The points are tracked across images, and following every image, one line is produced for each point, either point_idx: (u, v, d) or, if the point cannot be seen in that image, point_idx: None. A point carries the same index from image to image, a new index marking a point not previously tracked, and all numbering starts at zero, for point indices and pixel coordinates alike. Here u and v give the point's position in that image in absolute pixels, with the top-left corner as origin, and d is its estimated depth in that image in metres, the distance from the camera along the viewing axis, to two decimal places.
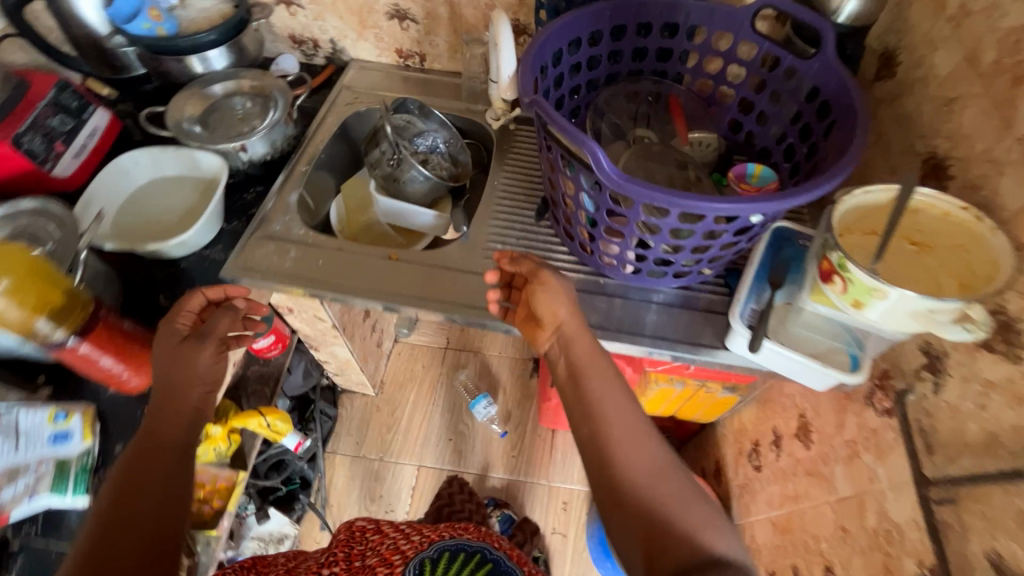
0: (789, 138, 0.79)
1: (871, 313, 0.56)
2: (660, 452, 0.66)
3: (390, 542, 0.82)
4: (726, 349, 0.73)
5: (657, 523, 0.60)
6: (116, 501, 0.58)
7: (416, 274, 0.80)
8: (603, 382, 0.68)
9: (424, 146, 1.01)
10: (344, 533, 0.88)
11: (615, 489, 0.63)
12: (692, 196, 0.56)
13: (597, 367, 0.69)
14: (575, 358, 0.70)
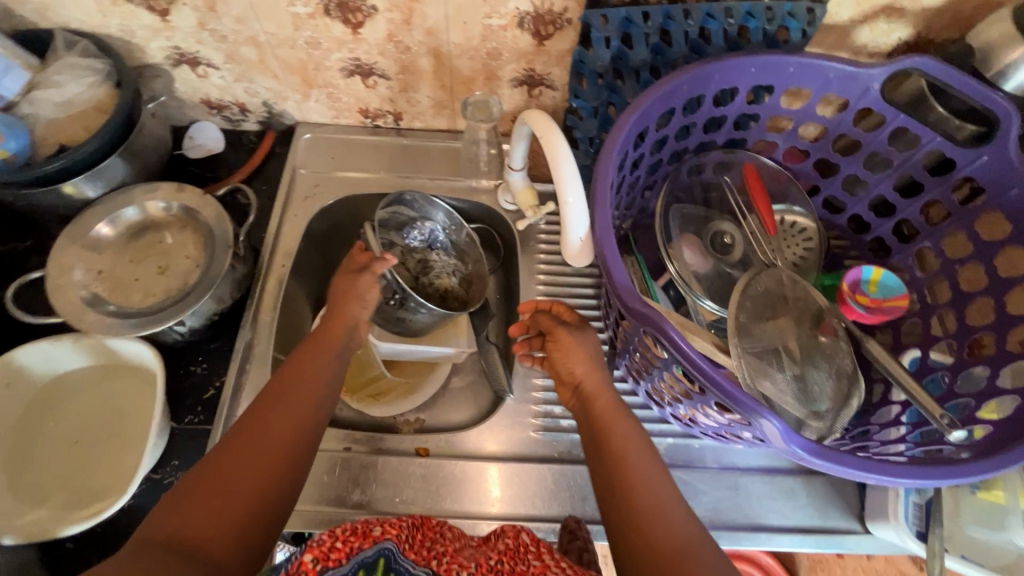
0: (926, 241, 0.61)
1: None
2: (696, 522, 0.46)
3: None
4: (867, 532, 0.58)
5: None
6: (249, 426, 0.47)
7: (445, 472, 0.63)
8: (630, 428, 0.52)
9: (419, 242, 0.76)
10: (505, 537, 0.54)
11: (637, 556, 0.44)
12: (897, 471, 0.41)
13: (624, 421, 0.53)
14: (593, 407, 0.54)
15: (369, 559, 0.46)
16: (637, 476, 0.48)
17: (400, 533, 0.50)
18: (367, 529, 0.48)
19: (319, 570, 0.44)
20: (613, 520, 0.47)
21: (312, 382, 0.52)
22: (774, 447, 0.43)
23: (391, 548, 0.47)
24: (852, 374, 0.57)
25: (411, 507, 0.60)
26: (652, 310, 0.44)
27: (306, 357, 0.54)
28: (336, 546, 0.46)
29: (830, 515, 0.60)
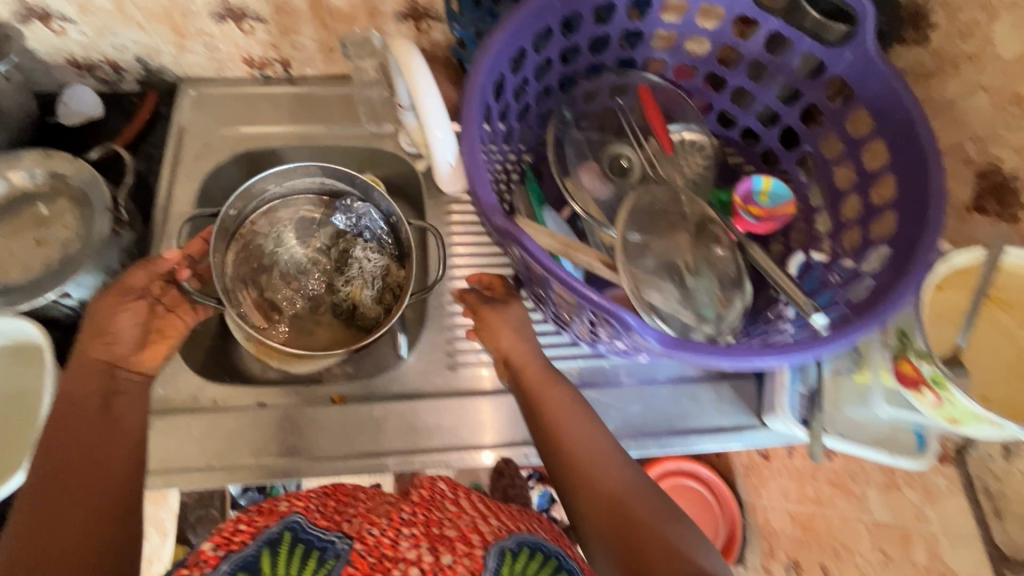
0: (807, 146, 0.63)
1: (967, 429, 0.47)
2: (633, 464, 0.52)
3: (468, 518, 0.53)
4: (766, 427, 0.62)
5: (640, 551, 0.46)
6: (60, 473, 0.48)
7: (366, 417, 0.63)
8: (557, 391, 0.55)
9: (347, 227, 0.70)
10: (419, 489, 0.57)
11: (587, 506, 0.49)
12: (769, 357, 0.42)
13: (551, 386, 0.56)
14: (524, 379, 0.56)
15: (273, 535, 0.47)
16: (572, 435, 0.53)
17: (310, 505, 0.52)
18: (273, 508, 0.51)
19: (219, 555, 0.45)
20: (558, 477, 0.52)
21: (83, 437, 0.50)
22: (645, 344, 0.44)
23: (297, 520, 0.49)
24: (738, 279, 0.59)
25: (339, 456, 0.62)
26: (514, 228, 0.44)
27: (68, 410, 0.51)
28: (240, 529, 0.48)
29: (734, 415, 0.63)
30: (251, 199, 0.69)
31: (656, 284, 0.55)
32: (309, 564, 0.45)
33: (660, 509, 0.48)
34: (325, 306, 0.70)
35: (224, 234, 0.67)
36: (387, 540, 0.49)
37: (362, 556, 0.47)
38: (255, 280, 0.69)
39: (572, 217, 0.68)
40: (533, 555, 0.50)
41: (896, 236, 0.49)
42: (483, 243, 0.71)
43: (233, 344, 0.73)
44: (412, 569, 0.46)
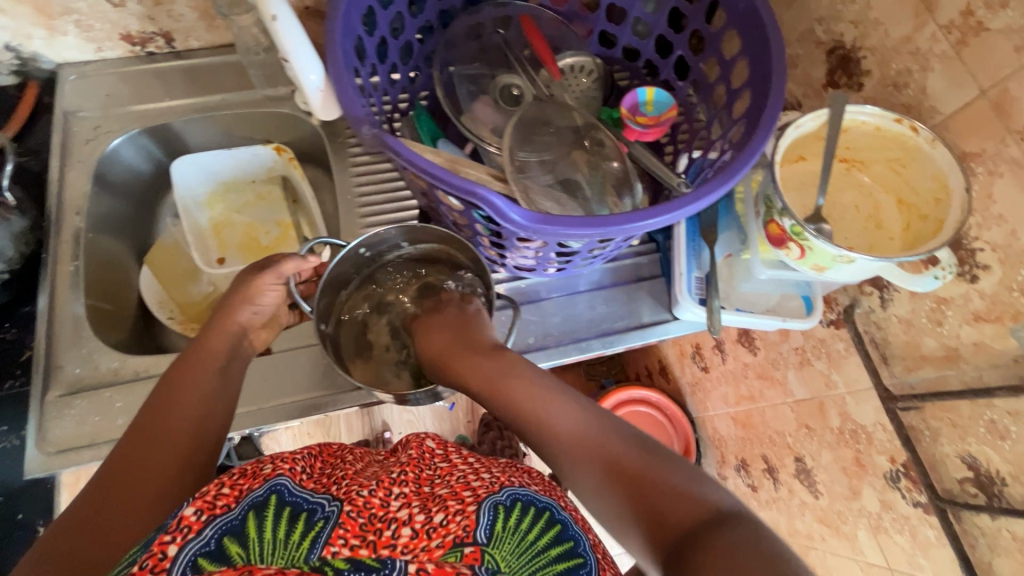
0: (678, 50, 0.66)
1: (831, 274, 0.51)
2: (625, 429, 0.47)
3: (460, 474, 0.50)
4: (675, 318, 0.67)
5: (641, 521, 0.43)
6: (162, 408, 0.49)
7: (319, 361, 0.64)
8: (521, 382, 0.52)
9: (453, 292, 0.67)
10: (408, 450, 0.56)
11: (590, 486, 0.46)
12: (627, 219, 0.45)
13: (505, 386, 0.52)
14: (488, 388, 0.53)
15: (259, 498, 0.41)
16: (549, 416, 0.49)
17: (295, 466, 0.47)
18: (257, 470, 0.45)
19: (204, 520, 0.39)
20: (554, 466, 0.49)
21: (200, 390, 0.51)
22: (517, 232, 0.46)
23: (284, 483, 0.44)
24: (626, 178, 0.62)
25: (342, 387, 0.64)
26: (378, 131, 0.45)
27: (192, 365, 0.53)
28: (222, 492, 0.41)
29: (647, 313, 0.68)
30: (388, 252, 0.65)
31: (548, 194, 0.59)
32: (298, 526, 0.41)
33: (656, 465, 0.44)
34: (411, 367, 0.65)
35: (351, 277, 0.65)
36: (376, 499, 0.44)
37: (352, 518, 0.42)
38: (365, 323, 0.66)
39: (475, 154, 0.68)
40: (525, 509, 0.46)
41: (751, 112, 0.53)
42: (392, 190, 0.72)
43: (160, 328, 0.75)
44: (404, 529, 0.42)
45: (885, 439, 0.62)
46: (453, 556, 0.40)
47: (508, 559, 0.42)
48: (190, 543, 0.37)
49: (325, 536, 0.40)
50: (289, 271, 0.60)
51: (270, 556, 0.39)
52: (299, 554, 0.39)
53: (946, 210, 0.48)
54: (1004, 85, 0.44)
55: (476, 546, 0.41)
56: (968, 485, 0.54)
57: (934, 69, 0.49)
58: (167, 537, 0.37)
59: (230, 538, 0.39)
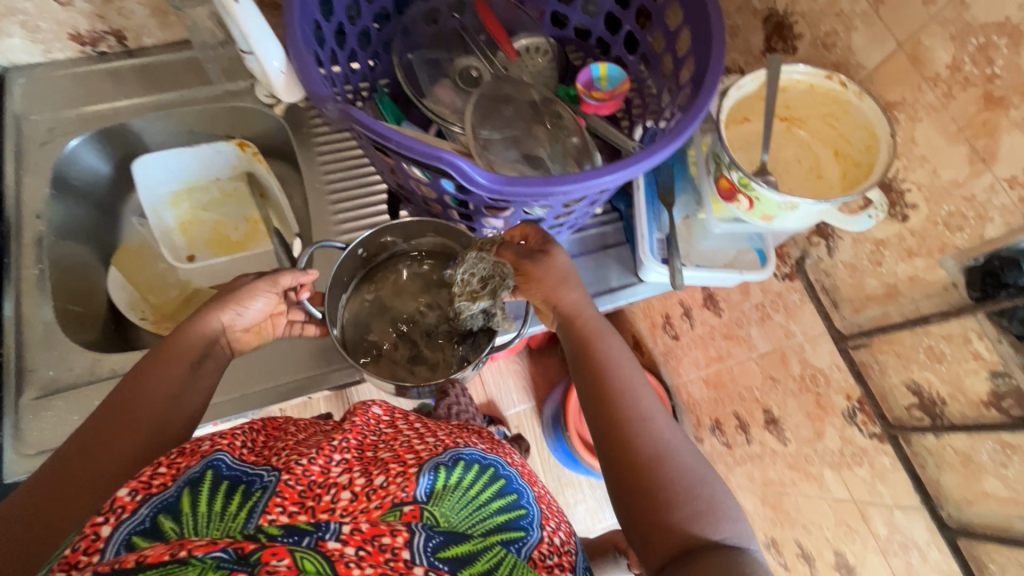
0: (627, 26, 0.69)
1: (778, 222, 0.55)
2: (682, 433, 0.52)
3: (405, 440, 0.50)
4: (641, 281, 0.70)
5: (658, 511, 0.47)
6: (138, 386, 0.50)
7: (301, 348, 0.67)
8: (612, 341, 0.57)
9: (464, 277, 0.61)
10: (353, 417, 0.53)
11: (620, 460, 0.50)
12: (593, 176, 0.48)
13: (599, 339, 0.57)
14: (579, 328, 0.57)
15: (195, 474, 0.41)
16: (634, 392, 0.53)
17: (234, 441, 0.46)
18: (196, 447, 0.44)
19: (138, 500, 0.38)
20: (599, 425, 0.53)
21: (169, 383, 0.51)
22: (485, 195, 0.49)
23: (223, 457, 0.43)
24: (585, 148, 0.65)
25: (327, 368, 0.67)
26: (344, 106, 0.46)
27: (173, 351, 0.53)
28: (158, 471, 0.41)
29: (617, 278, 0.71)
30: (383, 251, 0.68)
31: (512, 167, 0.62)
32: (234, 499, 0.41)
33: (697, 476, 0.49)
34: (421, 360, 0.66)
35: (350, 279, 0.67)
36: (316, 467, 0.44)
37: (291, 485, 0.42)
38: (369, 324, 0.67)
39: (439, 134, 0.70)
40: (468, 466, 0.48)
41: (696, 78, 0.56)
42: (360, 177, 0.73)
43: (131, 329, 0.74)
44: (344, 493, 0.42)
45: (840, 378, 0.66)
46: (392, 516, 0.41)
47: (448, 514, 0.43)
48: (125, 523, 0.37)
49: (262, 505, 0.41)
50: (286, 283, 0.58)
51: (205, 528, 0.39)
52: (236, 524, 0.39)
53: (875, 155, 0.53)
54: (916, 37, 0.49)
55: (415, 504, 0.42)
56: (914, 410, 0.59)
57: (857, 27, 0.54)
58: (100, 519, 0.37)
59: (164, 514, 0.38)
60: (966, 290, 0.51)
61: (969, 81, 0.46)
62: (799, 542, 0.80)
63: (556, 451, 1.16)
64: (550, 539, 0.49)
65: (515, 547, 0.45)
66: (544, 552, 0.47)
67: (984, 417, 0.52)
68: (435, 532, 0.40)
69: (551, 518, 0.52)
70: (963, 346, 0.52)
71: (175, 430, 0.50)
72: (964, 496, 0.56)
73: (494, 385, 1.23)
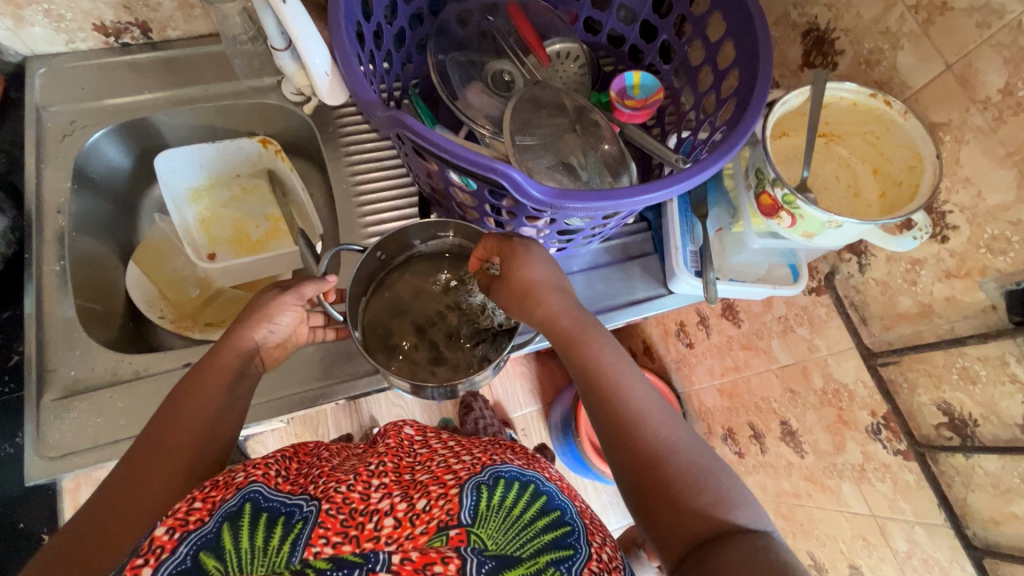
0: (663, 35, 0.69)
1: (820, 239, 0.55)
2: (684, 426, 0.51)
3: (440, 459, 0.50)
4: (670, 292, 0.70)
5: (668, 508, 0.46)
6: (180, 400, 0.50)
7: (325, 353, 0.66)
8: (598, 340, 0.56)
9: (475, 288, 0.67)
10: (386, 439, 0.55)
11: (625, 462, 0.49)
12: (637, 192, 0.47)
13: (586, 342, 0.55)
14: (562, 333, 0.56)
15: (233, 507, 0.40)
16: (626, 391, 0.52)
17: (268, 470, 0.45)
18: (229, 479, 0.43)
19: (177, 538, 0.37)
20: (599, 428, 0.52)
21: (212, 398, 0.51)
22: (536, 207, 0.48)
23: (259, 489, 0.42)
24: (622, 158, 0.64)
25: (354, 375, 0.65)
26: (393, 112, 0.45)
27: (213, 364, 0.53)
28: (194, 507, 0.40)
29: (646, 288, 0.71)
30: (400, 252, 0.67)
31: (549, 174, 0.61)
32: (276, 531, 0.39)
33: (702, 467, 0.47)
34: (442, 362, 0.64)
35: (368, 283, 0.65)
36: (355, 494, 0.44)
37: (332, 515, 0.41)
38: (389, 326, 0.65)
39: (470, 136, 0.69)
40: (509, 484, 0.46)
41: (740, 91, 0.56)
42: (387, 178, 0.72)
43: (151, 328, 0.73)
44: (386, 519, 0.42)
45: (866, 395, 0.66)
46: (439, 541, 0.40)
47: (495, 536, 0.41)
48: (165, 564, 0.36)
49: (305, 536, 0.39)
50: (311, 293, 0.58)
51: (249, 565, 0.37)
52: (280, 559, 0.38)
53: (919, 175, 0.52)
54: (967, 60, 0.49)
55: (461, 528, 0.41)
56: (943, 429, 0.59)
57: (903, 46, 0.54)
58: (139, 561, 0.36)
59: (205, 552, 0.37)
60: (1005, 313, 0.51)
61: (1022, 106, 0.46)
62: (812, 553, 0.80)
63: (564, 455, 1.15)
64: (598, 555, 0.45)
65: (566, 567, 0.41)
66: (595, 570, 0.43)
67: (1018, 440, 0.52)
68: (486, 557, 0.39)
69: (596, 534, 0.48)
70: (999, 368, 0.53)
71: (213, 445, 0.49)
72: (992, 516, 0.56)
73: (501, 387, 1.22)
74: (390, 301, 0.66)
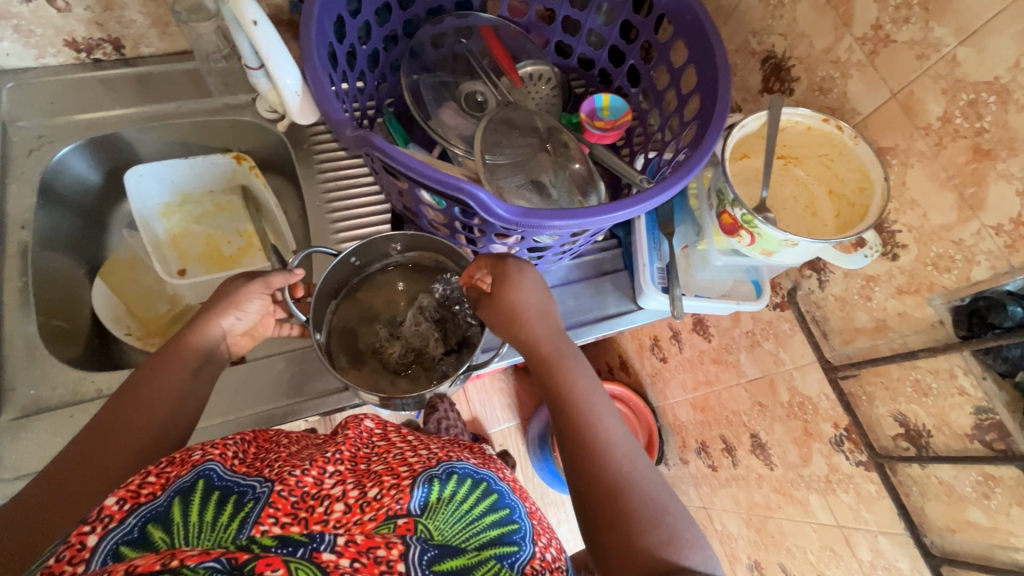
0: (630, 60, 0.72)
1: (777, 257, 0.57)
2: (647, 459, 0.52)
3: (398, 452, 0.49)
4: (639, 307, 0.72)
5: (623, 541, 0.46)
6: (139, 392, 0.50)
7: (296, 368, 0.65)
8: (577, 367, 0.57)
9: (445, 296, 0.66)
10: (345, 429, 0.52)
11: (587, 489, 0.50)
12: (601, 211, 0.49)
13: (562, 367, 0.57)
14: (541, 356, 0.58)
15: (186, 483, 0.39)
16: (597, 420, 0.53)
17: (225, 451, 0.44)
18: (186, 456, 0.42)
19: (127, 509, 0.36)
20: (566, 453, 0.53)
21: (172, 390, 0.51)
22: (504, 224, 0.49)
23: (214, 468, 0.41)
24: (589, 178, 0.66)
25: (324, 392, 0.65)
26: (363, 133, 0.46)
27: (176, 356, 0.53)
28: (147, 481, 0.39)
29: (616, 304, 0.72)
30: (377, 260, 0.66)
31: (519, 193, 0.62)
32: (226, 509, 0.39)
33: (659, 505, 0.48)
34: (405, 372, 0.64)
35: (340, 287, 0.65)
36: (309, 478, 0.43)
37: (284, 496, 0.41)
38: (355, 331, 0.65)
39: (443, 155, 0.70)
40: (463, 480, 0.46)
41: (701, 117, 0.58)
42: (361, 193, 0.73)
43: (119, 345, 0.72)
44: (337, 504, 0.42)
45: (828, 407, 0.68)
46: (386, 528, 0.40)
47: (441, 528, 0.43)
48: (112, 533, 0.35)
49: (254, 515, 0.39)
50: (278, 284, 0.58)
51: (196, 539, 0.37)
52: (228, 535, 0.38)
53: (869, 198, 0.55)
54: (909, 89, 0.52)
55: (409, 517, 0.41)
56: (900, 440, 0.61)
57: (852, 75, 0.57)
58: (86, 528, 0.35)
59: (153, 525, 0.36)
60: (952, 328, 0.53)
61: (959, 132, 0.49)
62: (783, 564, 0.81)
63: (541, 470, 1.15)
64: (541, 554, 0.47)
65: (509, 562, 0.43)
66: (536, 568, 0.45)
67: (968, 450, 0.55)
68: (430, 545, 0.40)
69: (542, 533, 0.49)
70: (949, 381, 0.55)
71: (171, 436, 0.49)
72: (948, 525, 0.58)
73: (478, 402, 1.22)
74: (358, 307, 0.66)
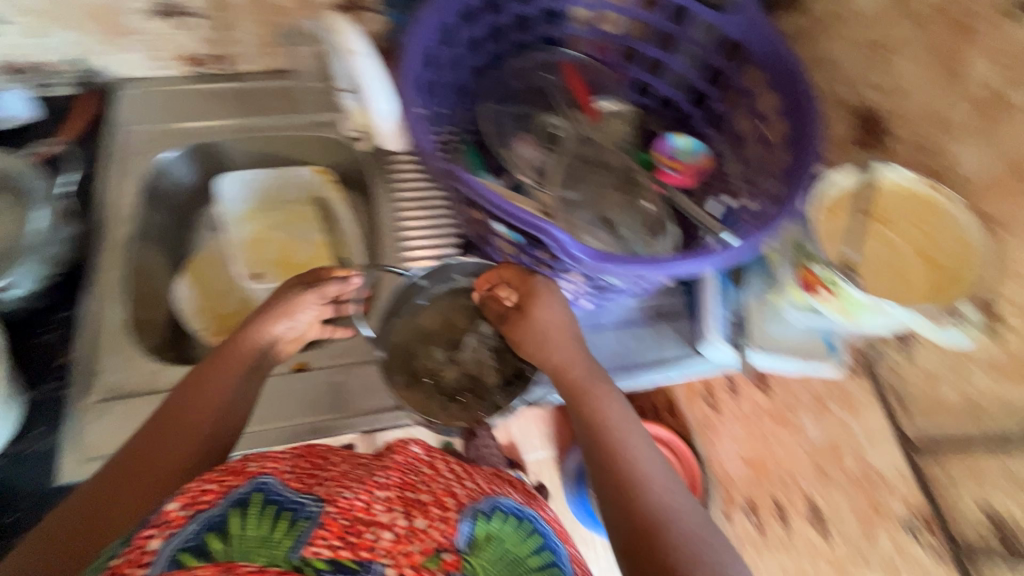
0: (710, 100, 0.71)
1: (858, 321, 0.55)
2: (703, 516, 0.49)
3: (444, 482, 0.48)
4: (700, 357, 0.68)
5: None
6: (195, 389, 0.53)
7: (352, 381, 0.66)
8: (626, 413, 0.55)
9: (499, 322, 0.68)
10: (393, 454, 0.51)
11: (632, 539, 0.47)
12: (677, 260, 0.48)
13: (612, 412, 0.55)
14: (588, 397, 0.56)
15: (244, 495, 0.40)
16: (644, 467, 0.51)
17: (280, 465, 0.45)
18: (243, 467, 0.44)
19: (188, 515, 0.38)
20: (610, 500, 0.50)
21: (225, 389, 0.54)
22: (578, 263, 0.49)
23: (270, 482, 0.42)
24: (660, 220, 0.65)
25: (374, 409, 0.64)
26: (449, 167, 0.48)
27: (231, 357, 0.56)
28: (208, 487, 0.41)
29: (677, 349, 0.69)
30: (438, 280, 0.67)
31: (590, 229, 0.62)
32: (279, 527, 0.39)
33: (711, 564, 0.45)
34: (457, 397, 0.63)
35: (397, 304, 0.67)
36: (360, 502, 0.42)
37: (336, 519, 0.40)
38: (412, 351, 0.66)
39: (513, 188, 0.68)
40: (506, 518, 0.46)
41: (787, 169, 0.56)
42: (428, 214, 0.74)
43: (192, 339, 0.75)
44: (386, 533, 0.40)
45: (902, 485, 0.63)
46: (433, 562, 0.40)
47: (485, 567, 0.42)
48: (174, 537, 0.37)
49: (307, 536, 0.38)
50: (332, 292, 0.63)
51: (251, 553, 0.37)
52: (281, 552, 0.38)
53: (969, 265, 0.54)
54: None
55: (455, 553, 0.41)
56: (985, 532, 0.56)
57: (961, 139, 0.54)
58: (149, 531, 0.37)
59: (212, 533, 0.37)
60: None
61: None
62: None
63: None
64: None
65: None
66: None
67: None
68: None
69: None
70: None
71: (223, 432, 0.52)
72: None
73: None
74: (415, 326, 0.67)
